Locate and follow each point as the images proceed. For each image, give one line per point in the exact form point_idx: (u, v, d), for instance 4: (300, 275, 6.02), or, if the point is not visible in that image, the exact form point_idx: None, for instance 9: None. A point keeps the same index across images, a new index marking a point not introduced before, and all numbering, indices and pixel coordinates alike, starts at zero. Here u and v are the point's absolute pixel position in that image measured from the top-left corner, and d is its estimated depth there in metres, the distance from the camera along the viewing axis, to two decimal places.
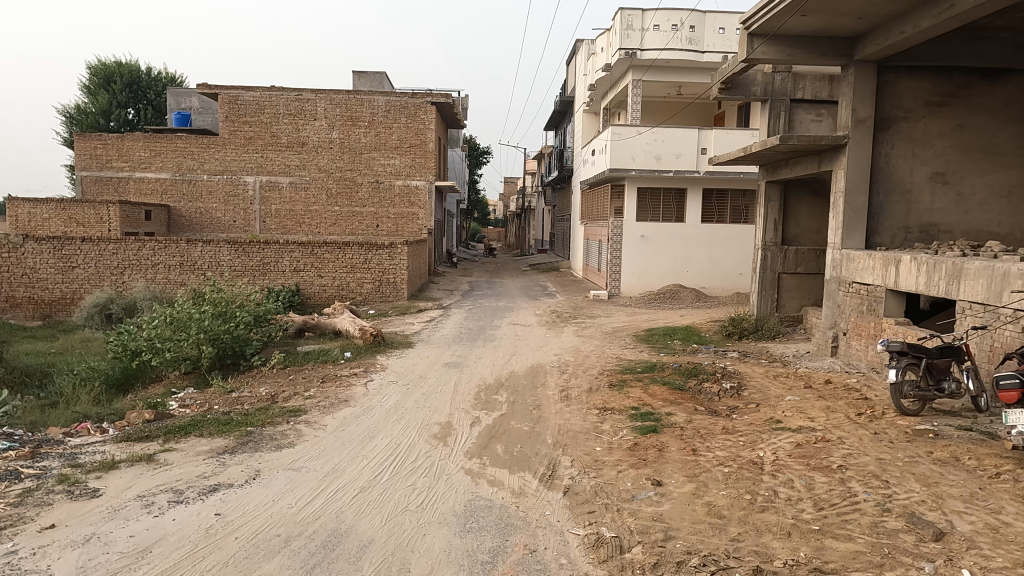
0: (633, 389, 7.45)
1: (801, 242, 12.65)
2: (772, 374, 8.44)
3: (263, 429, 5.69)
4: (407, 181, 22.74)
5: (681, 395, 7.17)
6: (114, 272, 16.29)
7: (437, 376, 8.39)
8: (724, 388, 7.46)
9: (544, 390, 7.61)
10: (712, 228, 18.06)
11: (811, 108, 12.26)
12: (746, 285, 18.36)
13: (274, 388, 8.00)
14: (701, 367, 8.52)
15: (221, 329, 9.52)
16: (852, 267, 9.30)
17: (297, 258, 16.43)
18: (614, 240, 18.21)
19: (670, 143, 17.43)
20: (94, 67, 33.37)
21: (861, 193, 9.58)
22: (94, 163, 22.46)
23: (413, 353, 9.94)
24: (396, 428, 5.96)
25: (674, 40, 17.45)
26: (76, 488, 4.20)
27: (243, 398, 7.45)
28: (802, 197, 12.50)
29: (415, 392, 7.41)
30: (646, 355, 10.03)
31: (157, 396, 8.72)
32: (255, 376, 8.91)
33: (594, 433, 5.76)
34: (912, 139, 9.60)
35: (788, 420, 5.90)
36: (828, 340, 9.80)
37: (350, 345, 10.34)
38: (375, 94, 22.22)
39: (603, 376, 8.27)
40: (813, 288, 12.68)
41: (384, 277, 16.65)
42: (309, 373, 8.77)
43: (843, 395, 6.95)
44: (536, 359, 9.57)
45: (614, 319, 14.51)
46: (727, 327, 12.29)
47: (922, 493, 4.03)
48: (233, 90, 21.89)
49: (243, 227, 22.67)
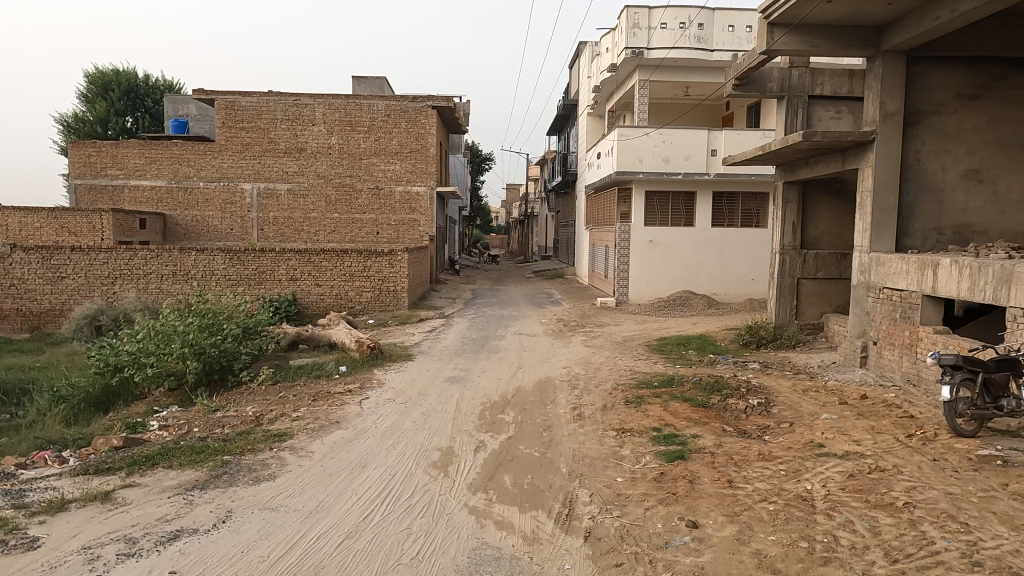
0: (652, 407, 6.83)
1: (821, 245, 12.03)
2: (800, 388, 7.79)
3: (241, 458, 5.07)
4: (407, 187, 22.21)
5: (706, 414, 6.52)
6: (104, 282, 15.71)
7: (438, 392, 7.76)
8: (751, 404, 6.84)
9: (555, 408, 6.99)
10: (722, 233, 17.46)
11: (830, 106, 11.82)
12: (759, 291, 17.71)
13: (261, 407, 7.39)
14: (723, 381, 7.87)
15: (208, 343, 8.87)
16: (883, 271, 8.66)
17: (294, 266, 15.84)
18: (621, 244, 17.55)
19: (678, 145, 16.84)
20: (92, 75, 33.05)
21: (890, 193, 8.95)
22: (88, 171, 21.95)
23: (413, 367, 9.32)
24: (391, 456, 5.33)
25: (682, 39, 16.88)
26: (12, 537, 3.58)
27: (227, 420, 6.84)
28: (821, 199, 11.90)
29: (415, 412, 6.79)
30: (662, 367, 9.40)
31: (138, 416, 8.14)
32: (243, 393, 8.33)
33: (614, 460, 5.14)
34: (944, 134, 9.00)
35: (831, 443, 5.25)
36: (856, 349, 9.15)
37: (346, 359, 9.70)
38: (374, 98, 21.71)
39: (618, 392, 7.63)
40: (834, 295, 12.04)
41: (384, 286, 16.09)
42: (301, 389, 8.18)
43: (885, 413, 6.30)
44: (545, 372, 8.94)
45: (623, 328, 13.88)
46: (744, 336, 11.66)
47: (1013, 539, 3.39)
48: (230, 95, 21.40)
49: (240, 235, 22.12)
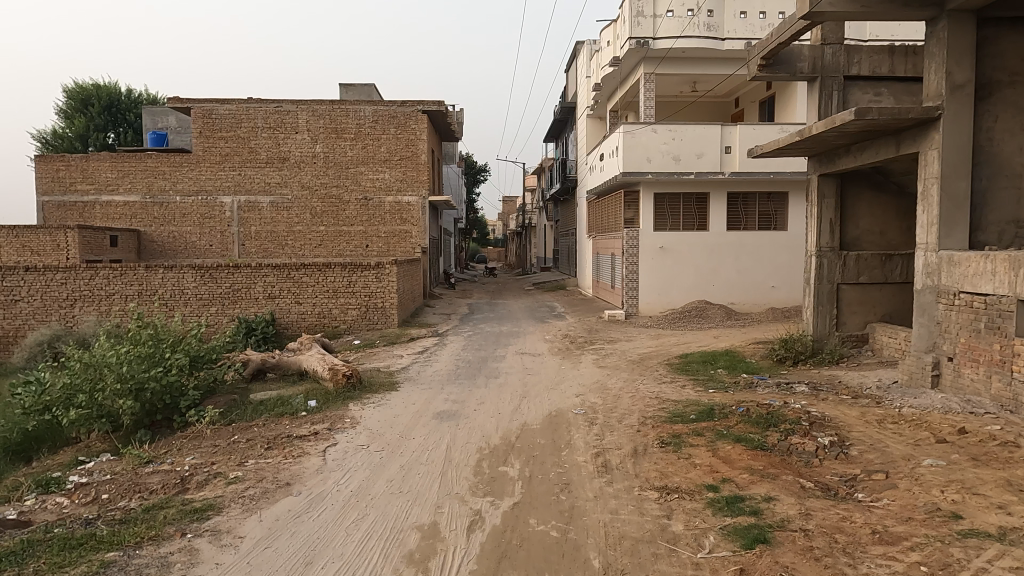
0: (697, 451, 5.32)
1: (862, 246, 10.56)
2: (873, 419, 6.30)
3: (131, 556, 3.53)
4: (398, 196, 20.83)
5: (769, 461, 5.03)
6: (63, 305, 14.18)
7: (425, 433, 6.25)
8: (823, 447, 5.35)
9: (573, 454, 5.47)
10: (738, 236, 16.01)
11: (867, 87, 10.44)
12: (780, 299, 16.22)
13: (201, 461, 5.88)
14: (778, 413, 6.36)
15: (147, 377, 7.29)
16: (958, 272, 7.19)
17: (272, 282, 14.33)
18: (628, 252, 16.14)
19: (689, 143, 15.44)
20: (71, 90, 31.73)
21: (960, 179, 7.50)
22: (56, 187, 20.44)
23: (397, 399, 7.82)
24: (349, 544, 3.79)
25: (690, 27, 15.49)
26: None
27: (154, 479, 5.34)
28: (861, 193, 10.46)
29: (392, 465, 5.26)
30: (694, 393, 7.90)
31: (58, 470, 6.66)
32: (187, 439, 6.84)
33: (665, 545, 3.63)
34: (1020, 109, 7.57)
35: (971, 513, 3.73)
36: (925, 367, 7.66)
37: (316, 392, 8.13)
38: (360, 103, 20.34)
39: (648, 430, 6.12)
40: (879, 302, 10.57)
41: (370, 302, 14.56)
42: (258, 433, 6.70)
43: (1008, 458, 4.78)
44: (554, 403, 7.43)
45: (637, 344, 12.39)
46: (778, 351, 10.21)
47: None
48: (206, 103, 19.99)
49: (220, 252, 20.65)
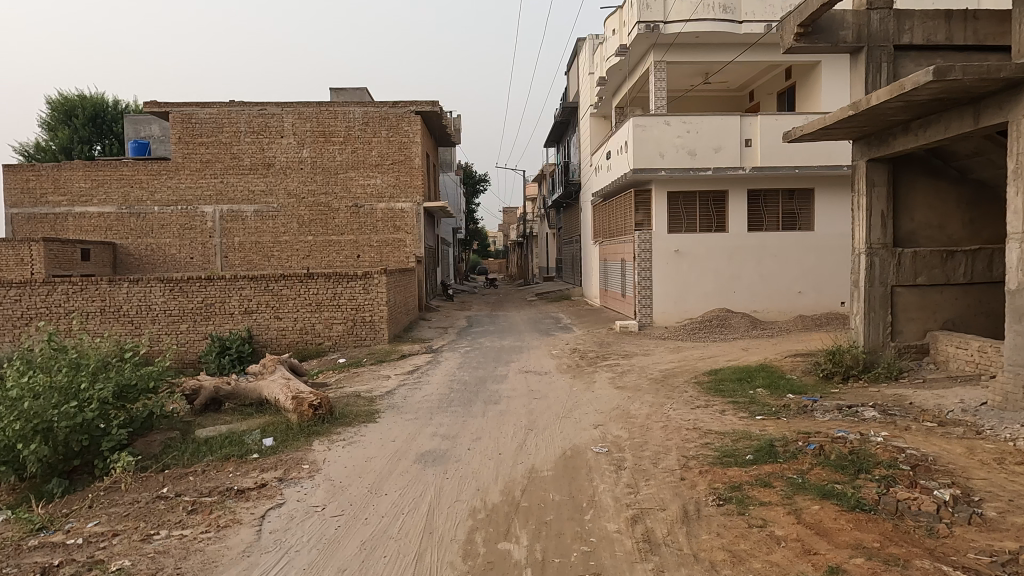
0: (774, 515, 3.82)
1: (918, 241, 9.08)
2: (990, 459, 4.79)
3: None
4: (391, 203, 19.43)
5: (881, 532, 3.55)
6: (18, 324, 12.73)
7: (402, 486, 4.75)
8: (949, 508, 3.84)
9: (603, 520, 3.96)
10: (761, 237, 14.52)
11: (920, 59, 9.02)
12: (808, 306, 14.74)
13: (103, 530, 4.39)
14: (864, 452, 4.84)
15: (57, 413, 5.76)
16: None
17: (248, 295, 12.88)
18: (641, 256, 14.66)
19: (705, 136, 14.03)
20: (54, 102, 30.43)
21: None
22: (26, 199, 19.01)
23: (375, 434, 6.35)
24: None
25: (703, 9, 14.13)
26: None
27: (17, 565, 3.83)
28: (915, 181, 9.02)
29: (348, 543, 3.76)
30: (739, 421, 6.41)
31: None
32: (103, 492, 5.36)
33: None
34: None
35: None
36: None
37: (277, 426, 6.67)
38: (350, 105, 19.01)
39: (696, 478, 4.63)
40: (939, 307, 9.09)
41: (358, 316, 13.09)
42: (192, 484, 5.21)
43: None
44: (568, 438, 5.95)
45: (658, 359, 10.89)
46: (825, 365, 8.71)
47: None
48: (185, 107, 18.66)
49: (201, 265, 19.24)
